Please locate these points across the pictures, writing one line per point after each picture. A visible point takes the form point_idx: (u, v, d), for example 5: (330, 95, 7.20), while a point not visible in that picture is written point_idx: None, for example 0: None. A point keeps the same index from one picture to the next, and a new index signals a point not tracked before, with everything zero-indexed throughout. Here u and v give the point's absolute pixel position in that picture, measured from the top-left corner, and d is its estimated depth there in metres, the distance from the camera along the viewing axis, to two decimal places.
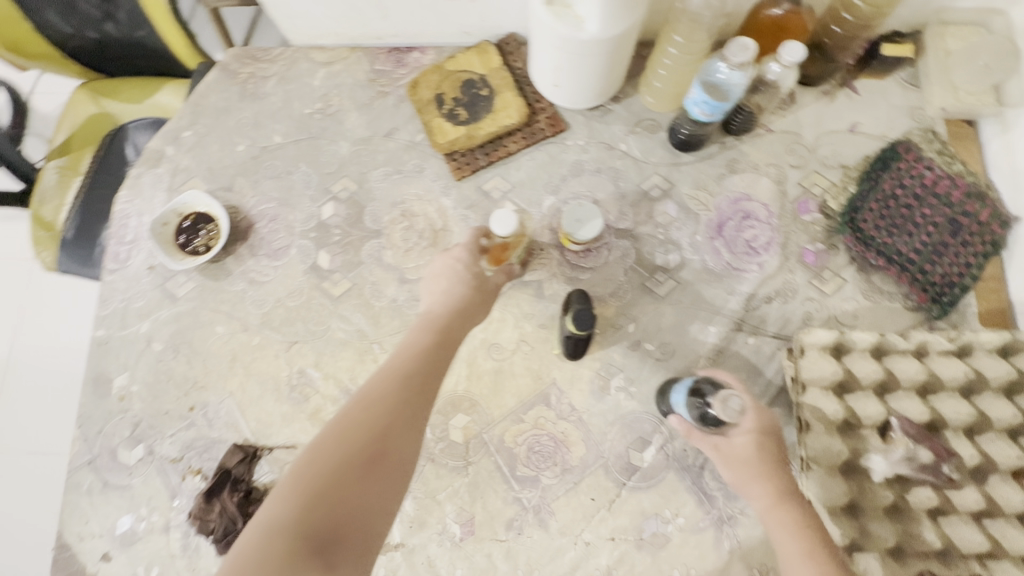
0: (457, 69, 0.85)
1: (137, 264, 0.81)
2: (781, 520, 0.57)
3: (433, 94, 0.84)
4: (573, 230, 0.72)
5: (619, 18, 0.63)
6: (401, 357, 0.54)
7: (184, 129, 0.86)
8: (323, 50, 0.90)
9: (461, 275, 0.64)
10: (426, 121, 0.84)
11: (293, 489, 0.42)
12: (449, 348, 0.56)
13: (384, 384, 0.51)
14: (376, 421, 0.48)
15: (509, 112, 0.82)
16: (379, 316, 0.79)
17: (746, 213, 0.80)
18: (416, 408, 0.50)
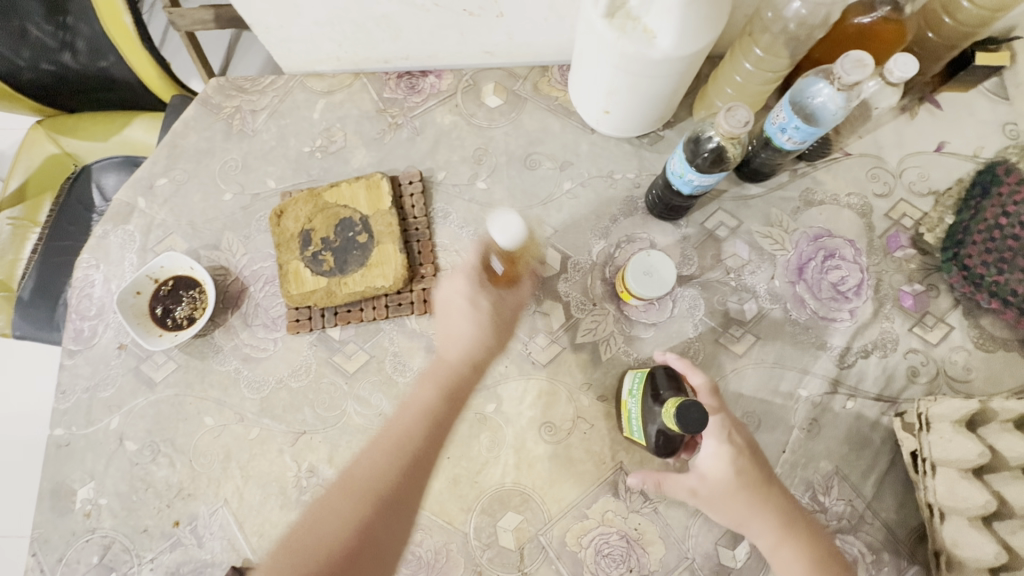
0: (337, 201, 0.69)
1: (105, 343, 0.67)
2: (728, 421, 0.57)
3: (301, 228, 0.68)
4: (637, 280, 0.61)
5: (700, 31, 0.51)
6: (391, 426, 0.52)
7: (159, 175, 0.72)
8: (321, 78, 0.77)
9: (469, 313, 0.59)
10: (282, 262, 0.67)
11: None
12: (394, 519, 0.47)
13: (337, 524, 0.46)
14: (317, 552, 0.44)
15: (384, 270, 0.66)
16: (404, 396, 0.65)
17: (829, 251, 0.69)
18: (405, 494, 0.48)
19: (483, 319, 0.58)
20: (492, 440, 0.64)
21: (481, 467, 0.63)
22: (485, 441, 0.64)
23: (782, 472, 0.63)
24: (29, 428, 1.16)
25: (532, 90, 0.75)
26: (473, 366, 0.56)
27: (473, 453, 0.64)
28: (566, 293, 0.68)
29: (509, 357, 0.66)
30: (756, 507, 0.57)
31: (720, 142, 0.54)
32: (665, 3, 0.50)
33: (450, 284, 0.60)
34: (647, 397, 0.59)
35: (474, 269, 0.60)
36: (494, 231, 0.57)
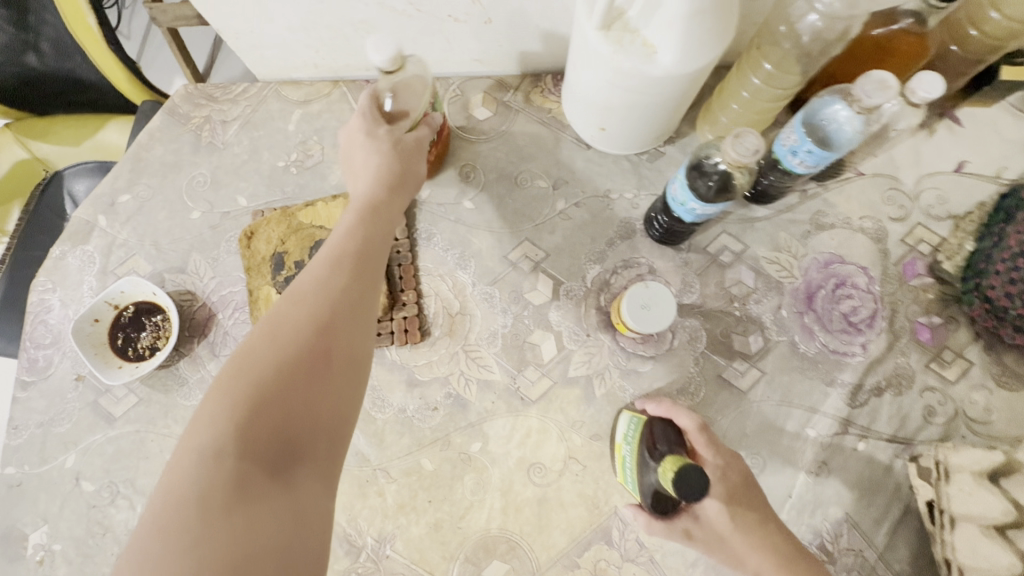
0: (313, 222, 0.64)
1: (61, 373, 0.62)
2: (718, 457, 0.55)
3: (273, 250, 0.63)
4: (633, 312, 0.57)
5: (705, 46, 0.46)
6: (328, 247, 0.50)
7: (121, 192, 0.67)
8: (298, 86, 0.71)
9: (375, 150, 0.56)
10: (252, 287, 0.63)
11: (208, 462, 0.36)
12: (342, 329, 0.44)
13: (274, 343, 0.42)
14: (269, 365, 0.41)
15: None
16: (383, 434, 0.61)
17: (841, 279, 0.64)
18: (351, 295, 0.46)
19: (392, 154, 0.56)
20: (477, 482, 0.60)
21: (464, 511, 0.59)
22: (469, 483, 0.60)
23: (788, 519, 0.58)
24: None
25: (524, 101, 0.70)
26: (391, 190, 0.56)
27: (457, 496, 0.59)
28: (558, 322, 0.63)
29: (496, 392, 0.62)
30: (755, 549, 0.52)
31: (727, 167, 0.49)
32: (666, 16, 0.45)
33: (352, 131, 0.58)
34: (641, 446, 0.55)
35: (370, 112, 0.58)
36: (369, 49, 0.52)
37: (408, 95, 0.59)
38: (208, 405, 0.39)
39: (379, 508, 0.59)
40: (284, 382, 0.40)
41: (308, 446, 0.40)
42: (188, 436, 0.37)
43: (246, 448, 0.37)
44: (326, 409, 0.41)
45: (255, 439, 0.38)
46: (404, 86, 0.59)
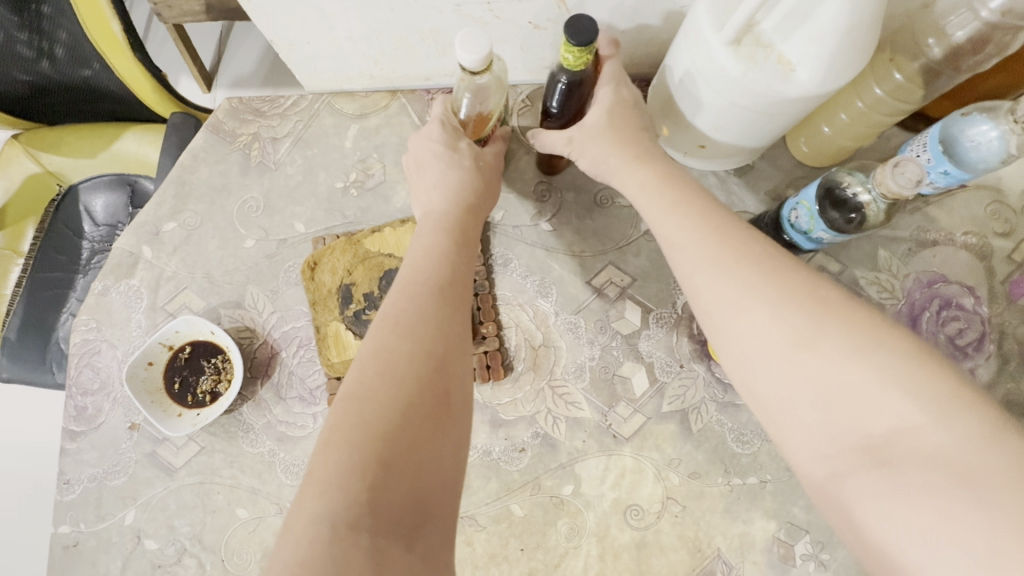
0: (381, 250, 0.59)
1: (114, 422, 0.57)
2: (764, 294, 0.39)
3: (339, 282, 0.58)
4: None
5: (854, 63, 0.41)
6: (415, 267, 0.44)
7: (166, 219, 0.62)
8: (352, 98, 0.66)
9: (452, 159, 0.50)
10: (319, 322, 0.57)
11: (335, 538, 0.30)
12: (453, 361, 0.39)
13: (384, 380, 0.36)
14: (384, 414, 0.35)
15: None
16: (469, 479, 0.57)
17: (945, 299, 0.60)
18: (454, 319, 0.41)
19: (470, 170, 0.50)
20: (571, 527, 0.56)
21: (559, 559, 0.55)
22: (563, 529, 0.56)
23: None
24: None
25: None
26: (468, 205, 0.49)
27: (551, 542, 0.56)
28: (649, 353, 0.59)
29: (587, 430, 0.58)
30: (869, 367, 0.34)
31: (865, 198, 0.45)
32: (816, 31, 0.40)
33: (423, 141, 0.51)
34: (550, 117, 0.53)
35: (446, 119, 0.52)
36: (459, 47, 0.43)
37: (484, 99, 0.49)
38: (324, 464, 0.33)
39: (469, 559, 0.55)
40: (405, 430, 0.35)
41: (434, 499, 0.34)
42: (303, 503, 0.32)
43: (376, 515, 0.32)
44: (449, 461, 0.36)
45: (383, 503, 0.32)
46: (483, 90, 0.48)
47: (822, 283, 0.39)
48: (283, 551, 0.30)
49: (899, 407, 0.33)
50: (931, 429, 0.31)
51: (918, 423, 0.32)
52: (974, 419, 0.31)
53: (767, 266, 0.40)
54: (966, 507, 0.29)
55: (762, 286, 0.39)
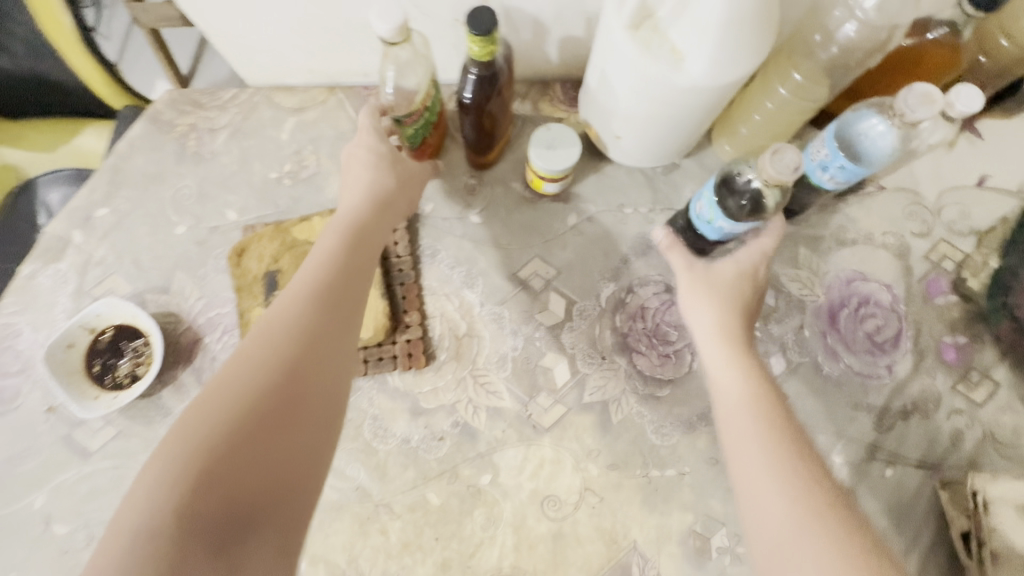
0: (307, 238, 0.60)
1: (30, 404, 0.57)
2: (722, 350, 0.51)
3: (265, 269, 0.58)
4: (549, 166, 0.56)
5: (740, 57, 0.43)
6: (307, 272, 0.44)
7: (98, 205, 0.62)
8: (291, 92, 0.67)
9: (373, 165, 0.52)
10: (241, 308, 0.58)
11: (140, 541, 0.32)
12: (317, 371, 0.40)
13: (235, 386, 0.38)
14: (224, 420, 0.36)
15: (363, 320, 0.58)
16: (386, 466, 0.56)
17: (864, 296, 0.62)
18: (330, 331, 0.42)
19: (388, 175, 0.52)
20: (487, 517, 0.56)
21: (474, 549, 0.55)
22: (479, 519, 0.56)
23: None
24: None
25: (532, 110, 0.67)
26: (378, 204, 0.51)
27: (466, 533, 0.55)
28: (572, 344, 0.60)
29: (507, 420, 0.58)
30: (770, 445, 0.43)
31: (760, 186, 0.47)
32: (698, 23, 0.42)
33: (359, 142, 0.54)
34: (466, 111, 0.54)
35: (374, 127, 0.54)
36: (376, 16, 0.45)
37: (406, 72, 0.52)
38: (152, 466, 0.35)
39: (382, 548, 0.55)
40: (243, 438, 0.36)
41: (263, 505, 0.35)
42: (125, 502, 0.33)
43: (188, 521, 0.33)
44: (285, 470, 0.37)
45: (203, 507, 0.33)
46: (404, 61, 0.52)
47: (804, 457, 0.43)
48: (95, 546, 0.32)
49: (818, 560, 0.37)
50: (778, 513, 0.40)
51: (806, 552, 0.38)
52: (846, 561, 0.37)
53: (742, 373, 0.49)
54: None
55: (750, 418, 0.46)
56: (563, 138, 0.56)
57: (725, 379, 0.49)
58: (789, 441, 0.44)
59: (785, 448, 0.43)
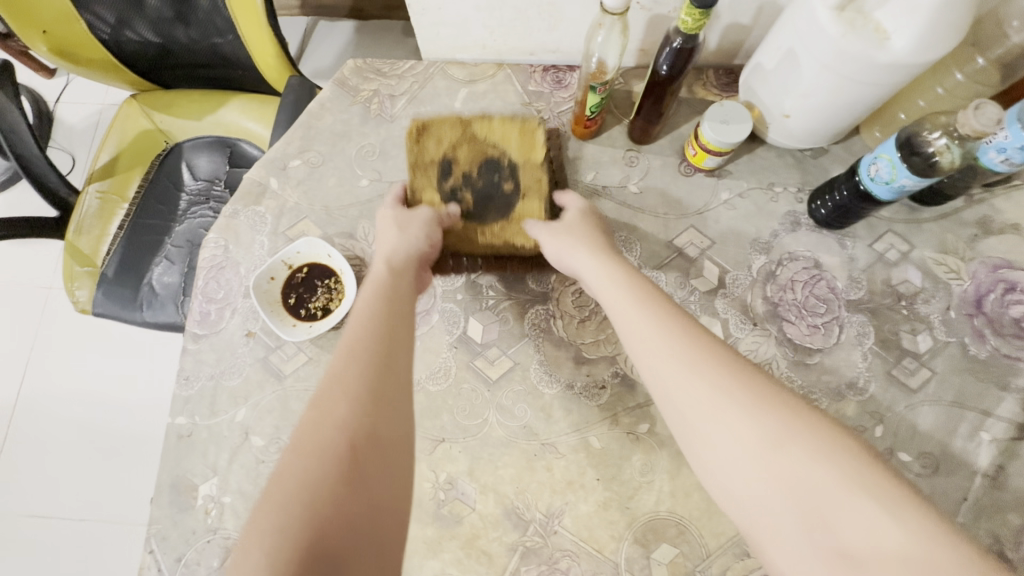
0: (488, 136, 0.64)
1: (232, 329, 0.63)
2: (652, 315, 0.48)
3: (443, 153, 0.63)
4: (720, 136, 0.60)
5: (944, 38, 0.47)
6: (363, 312, 0.48)
7: (293, 156, 0.69)
8: (463, 66, 0.73)
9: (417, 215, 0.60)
10: (414, 185, 0.63)
11: (299, 498, 0.37)
12: (397, 342, 0.46)
13: (333, 360, 0.44)
14: (334, 385, 0.42)
15: (525, 228, 0.63)
16: (551, 409, 0.61)
17: (1010, 283, 0.64)
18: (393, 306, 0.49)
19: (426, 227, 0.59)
20: (645, 464, 0.59)
21: (634, 492, 0.58)
22: (637, 464, 0.59)
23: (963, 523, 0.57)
24: (145, 424, 1.20)
25: (687, 93, 0.71)
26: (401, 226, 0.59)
27: (625, 476, 0.59)
28: (725, 310, 0.64)
29: None
30: (719, 371, 0.43)
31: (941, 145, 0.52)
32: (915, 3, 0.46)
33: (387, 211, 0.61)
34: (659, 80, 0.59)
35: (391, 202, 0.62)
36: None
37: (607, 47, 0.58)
38: (291, 448, 0.39)
39: (548, 483, 0.58)
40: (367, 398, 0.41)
41: (394, 441, 0.41)
42: (272, 484, 0.38)
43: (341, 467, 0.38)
44: (386, 440, 0.40)
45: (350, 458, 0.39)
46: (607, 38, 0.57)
47: (784, 392, 0.41)
48: (254, 511, 0.38)
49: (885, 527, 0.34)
50: (816, 474, 0.37)
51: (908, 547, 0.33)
52: (890, 489, 0.36)
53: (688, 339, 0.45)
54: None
55: (737, 391, 0.41)
56: (733, 117, 0.61)
57: (654, 355, 0.46)
58: (820, 431, 0.39)
59: (759, 387, 0.42)
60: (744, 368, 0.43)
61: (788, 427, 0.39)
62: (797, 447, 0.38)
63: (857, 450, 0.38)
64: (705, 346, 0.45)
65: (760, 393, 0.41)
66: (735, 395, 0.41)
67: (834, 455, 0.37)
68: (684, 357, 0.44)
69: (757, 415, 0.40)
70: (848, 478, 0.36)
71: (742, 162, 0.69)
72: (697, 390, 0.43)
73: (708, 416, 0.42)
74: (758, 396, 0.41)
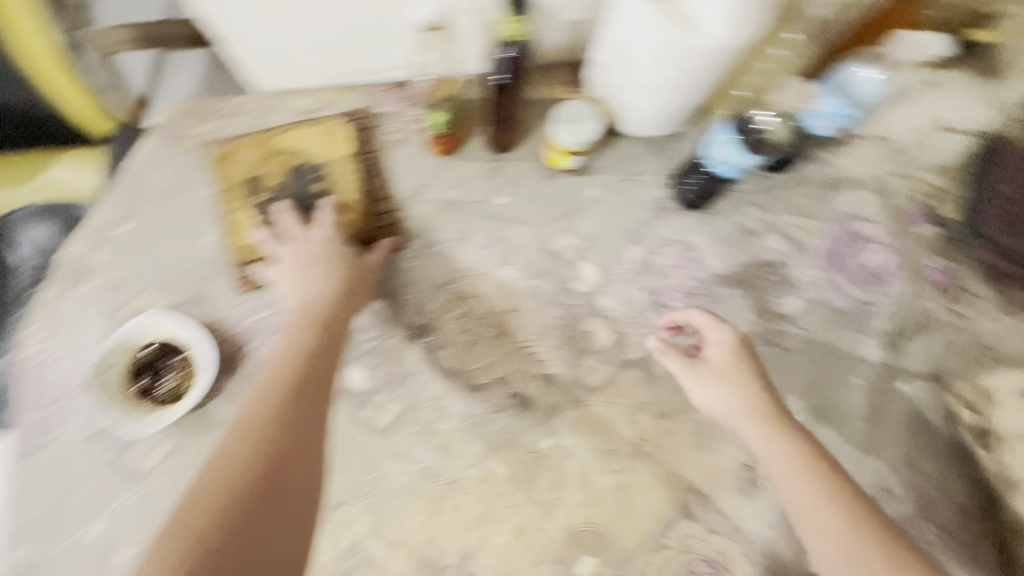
0: (288, 145, 0.63)
1: (73, 432, 0.55)
2: (731, 383, 0.59)
3: (248, 174, 0.62)
4: (573, 139, 0.60)
5: (753, 21, 0.48)
6: (266, 386, 0.49)
7: (118, 222, 0.61)
8: (301, 94, 0.67)
9: (323, 264, 0.57)
10: (229, 210, 0.62)
11: None
12: (300, 446, 0.46)
13: (228, 455, 0.44)
14: (223, 491, 0.42)
15: (349, 216, 0.63)
16: (450, 445, 0.58)
17: (859, 234, 0.68)
18: (309, 412, 0.48)
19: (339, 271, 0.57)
20: (554, 479, 0.58)
21: (547, 511, 0.57)
22: (546, 482, 0.58)
23: (850, 467, 0.61)
24: None
25: (540, 92, 0.70)
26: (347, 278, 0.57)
27: (535, 498, 0.57)
28: (609, 307, 0.63)
29: (559, 385, 0.61)
30: (775, 436, 0.54)
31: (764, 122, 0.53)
32: None
33: (298, 244, 0.58)
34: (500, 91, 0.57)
35: (295, 232, 0.59)
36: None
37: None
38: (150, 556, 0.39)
39: (458, 523, 0.56)
40: (239, 509, 0.42)
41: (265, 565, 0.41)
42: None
43: None
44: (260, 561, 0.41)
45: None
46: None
47: (814, 453, 0.53)
48: None
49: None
50: (846, 532, 0.49)
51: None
52: (845, 520, 0.50)
53: (784, 417, 0.55)
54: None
55: (796, 455, 0.53)
56: (582, 117, 0.60)
57: (714, 403, 0.59)
58: (881, 557, 0.48)
59: (820, 466, 0.52)
60: (800, 440, 0.54)
61: (819, 480, 0.52)
62: (832, 508, 0.50)
63: (852, 492, 0.51)
64: (786, 427, 0.54)
65: (808, 447, 0.54)
66: (817, 483, 0.51)
67: (841, 504, 0.50)
68: (776, 445, 0.54)
69: (813, 478, 0.52)
70: (847, 537, 0.49)
71: (604, 155, 0.68)
72: (782, 454, 0.53)
73: (779, 470, 0.53)
74: (813, 462, 0.52)
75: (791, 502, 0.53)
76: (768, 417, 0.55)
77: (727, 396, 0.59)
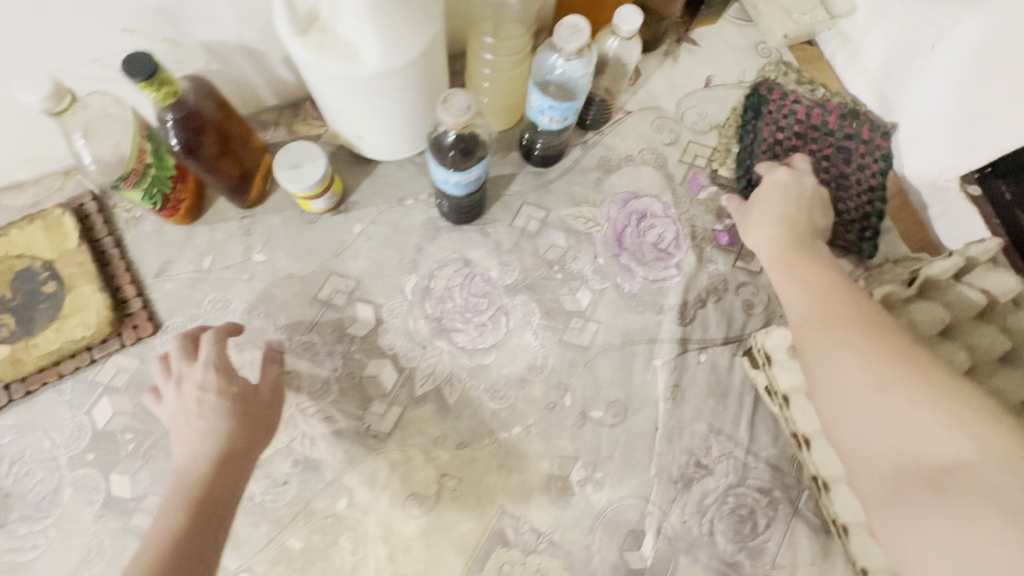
0: (7, 252, 0.58)
1: None
2: (819, 307, 0.48)
3: None
4: (297, 185, 0.56)
5: (407, 36, 0.46)
6: (170, 502, 0.43)
7: None
8: (20, 189, 0.62)
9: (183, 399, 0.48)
10: None
11: None
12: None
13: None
14: None
15: (84, 319, 0.57)
16: (235, 532, 0.54)
17: (640, 212, 0.67)
18: (196, 538, 0.41)
19: (217, 409, 0.47)
20: (354, 540, 0.55)
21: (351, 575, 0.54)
22: (346, 545, 0.55)
23: (661, 451, 0.60)
24: None
25: (288, 134, 0.66)
26: (241, 413, 0.48)
27: (336, 565, 0.54)
28: (391, 345, 0.61)
29: (348, 439, 0.58)
30: (860, 337, 0.43)
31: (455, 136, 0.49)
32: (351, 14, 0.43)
33: (184, 385, 0.48)
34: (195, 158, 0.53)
35: (182, 369, 0.49)
36: (19, 90, 0.44)
37: (101, 135, 0.50)
38: None
39: None
40: None
41: None
42: None
43: None
44: None
45: None
46: (95, 123, 0.50)
47: (896, 348, 0.42)
48: None
49: (944, 438, 0.36)
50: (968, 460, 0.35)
51: (971, 460, 0.35)
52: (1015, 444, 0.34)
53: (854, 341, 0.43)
54: (994, 512, 0.32)
55: (880, 363, 0.41)
56: (303, 162, 0.56)
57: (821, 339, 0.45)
58: (920, 367, 0.40)
59: (881, 346, 0.42)
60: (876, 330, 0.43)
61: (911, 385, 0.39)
62: (934, 428, 0.37)
63: (984, 416, 0.36)
64: (869, 338, 0.43)
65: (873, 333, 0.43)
66: (879, 379, 0.40)
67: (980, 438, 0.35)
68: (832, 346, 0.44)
69: (881, 389, 0.40)
70: (867, 346, 0.42)
71: (366, 186, 0.65)
72: (837, 359, 0.43)
73: (844, 388, 0.42)
74: (884, 370, 0.40)
75: (859, 417, 0.41)
76: (849, 332, 0.44)
77: (802, 322, 0.48)
